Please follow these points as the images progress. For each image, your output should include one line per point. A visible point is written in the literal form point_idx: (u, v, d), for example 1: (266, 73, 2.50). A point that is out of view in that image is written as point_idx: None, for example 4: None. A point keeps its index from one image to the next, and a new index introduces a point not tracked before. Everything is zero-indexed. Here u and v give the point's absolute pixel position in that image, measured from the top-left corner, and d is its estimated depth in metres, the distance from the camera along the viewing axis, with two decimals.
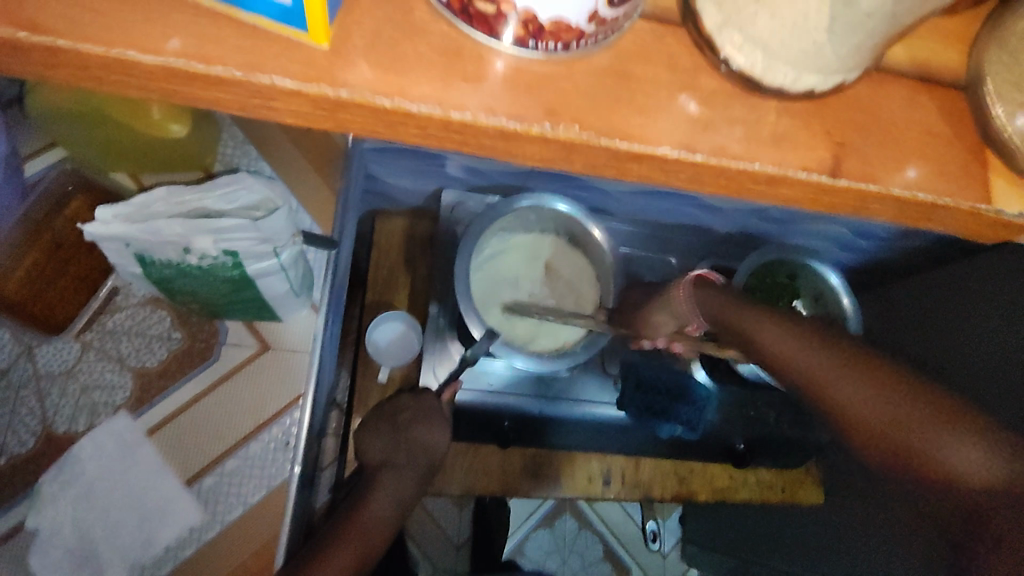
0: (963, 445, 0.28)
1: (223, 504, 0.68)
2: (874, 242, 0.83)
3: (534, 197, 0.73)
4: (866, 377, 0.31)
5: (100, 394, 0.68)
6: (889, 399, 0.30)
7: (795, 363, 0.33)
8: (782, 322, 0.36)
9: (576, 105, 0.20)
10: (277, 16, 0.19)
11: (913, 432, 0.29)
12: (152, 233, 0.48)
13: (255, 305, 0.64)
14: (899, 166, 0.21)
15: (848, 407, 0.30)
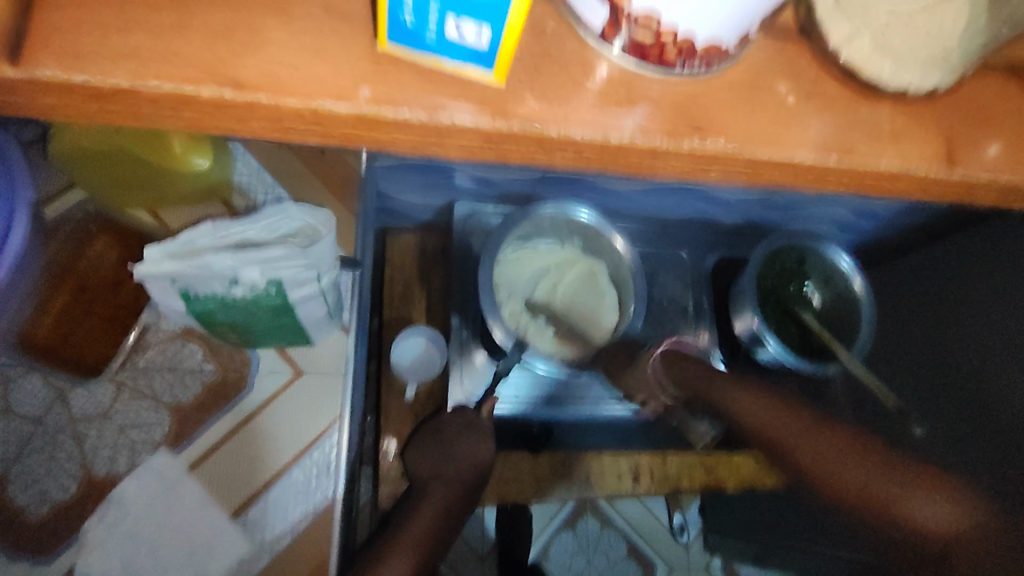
0: (914, 488, 0.31)
1: (271, 533, 0.68)
2: (875, 223, 0.87)
3: (555, 204, 0.75)
4: (827, 439, 0.36)
5: (138, 433, 0.68)
6: (858, 461, 0.34)
7: (770, 430, 0.41)
8: (755, 392, 0.45)
9: (720, 118, 0.21)
10: (467, 58, 0.19)
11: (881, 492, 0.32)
12: (201, 269, 0.48)
13: (292, 332, 0.64)
14: (982, 143, 0.22)
15: (818, 461, 0.36)
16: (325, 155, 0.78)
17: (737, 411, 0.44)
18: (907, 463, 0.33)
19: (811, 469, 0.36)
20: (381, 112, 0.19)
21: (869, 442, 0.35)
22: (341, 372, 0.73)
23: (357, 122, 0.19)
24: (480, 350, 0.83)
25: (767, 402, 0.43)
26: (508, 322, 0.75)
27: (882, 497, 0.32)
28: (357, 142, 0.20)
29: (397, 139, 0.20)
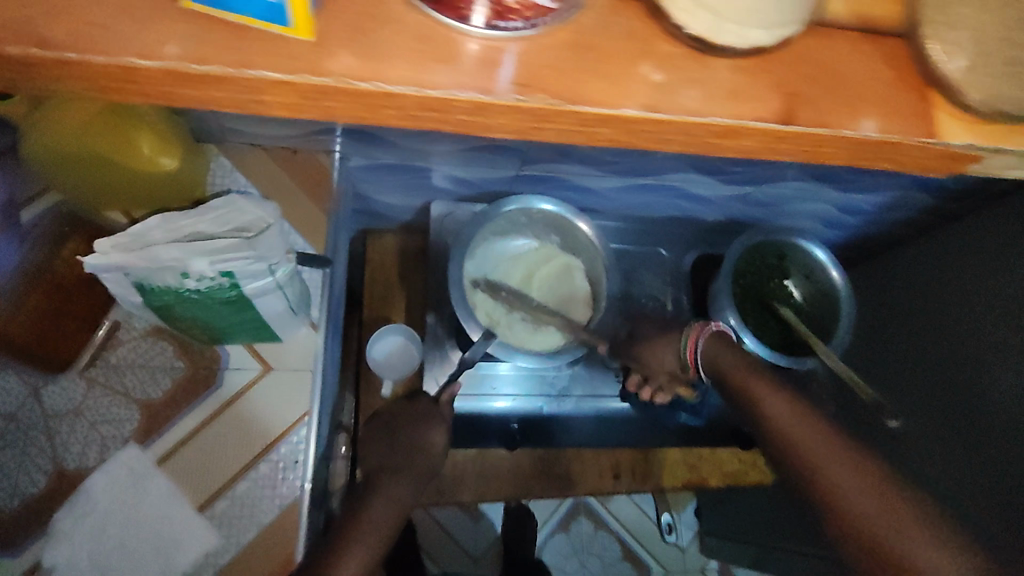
0: (928, 539, 0.42)
1: (238, 527, 0.68)
2: (857, 216, 1.08)
3: (519, 201, 0.84)
4: (857, 481, 0.48)
5: (108, 428, 0.69)
6: (878, 498, 0.46)
7: (818, 461, 0.51)
8: (805, 413, 0.56)
9: (484, 72, 0.32)
10: (272, 20, 0.30)
11: (894, 527, 0.44)
12: (149, 260, 0.49)
13: (255, 328, 0.65)
14: (858, 117, 0.34)
15: (838, 486, 0.48)
16: (298, 154, 0.80)
17: (815, 463, 0.51)
18: (904, 504, 0.45)
19: (827, 501, 0.48)
20: (234, 71, 0.30)
21: (897, 487, 0.47)
22: (310, 368, 0.74)
23: (251, 85, 0.31)
24: (452, 346, 0.89)
25: (801, 419, 0.56)
26: (483, 318, 0.83)
27: (884, 535, 0.44)
28: (217, 77, 0.30)
29: (255, 68, 0.30)
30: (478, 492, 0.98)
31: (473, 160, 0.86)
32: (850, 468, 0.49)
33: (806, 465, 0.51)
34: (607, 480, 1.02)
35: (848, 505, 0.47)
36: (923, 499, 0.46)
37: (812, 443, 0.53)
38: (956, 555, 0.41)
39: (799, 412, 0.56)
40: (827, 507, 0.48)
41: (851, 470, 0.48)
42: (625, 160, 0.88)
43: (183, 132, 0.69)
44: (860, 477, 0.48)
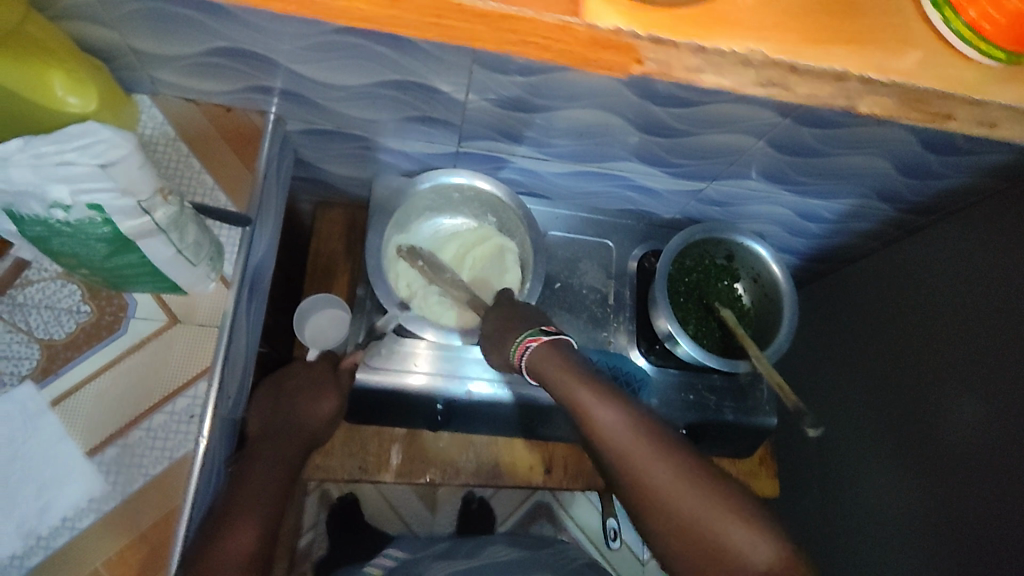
0: (738, 521, 0.56)
1: (124, 475, 0.68)
2: (819, 226, 1.06)
3: (429, 178, 0.81)
4: (683, 477, 0.59)
5: (6, 364, 0.69)
6: (707, 502, 0.57)
7: (651, 484, 0.59)
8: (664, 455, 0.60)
9: None
10: None
11: (683, 495, 0.58)
12: (7, 185, 0.49)
13: (147, 273, 0.64)
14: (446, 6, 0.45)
15: (651, 476, 0.59)
16: (231, 113, 0.82)
17: (638, 470, 0.60)
18: (719, 490, 0.58)
19: (650, 487, 0.59)
20: None
21: (672, 443, 0.61)
22: (216, 325, 0.74)
23: None
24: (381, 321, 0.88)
25: (655, 452, 0.60)
26: (400, 290, 0.83)
27: (682, 526, 0.57)
28: None
29: None
30: (403, 473, 0.96)
31: (410, 131, 0.86)
32: (681, 476, 0.59)
33: (617, 460, 0.61)
34: (537, 473, 1.00)
35: (655, 480, 0.59)
36: (684, 453, 0.60)
37: (630, 445, 0.61)
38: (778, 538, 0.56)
39: (620, 415, 0.62)
40: (628, 475, 0.60)
41: (662, 457, 0.60)
42: (569, 144, 0.87)
43: (97, 77, 0.69)
44: (665, 452, 0.60)
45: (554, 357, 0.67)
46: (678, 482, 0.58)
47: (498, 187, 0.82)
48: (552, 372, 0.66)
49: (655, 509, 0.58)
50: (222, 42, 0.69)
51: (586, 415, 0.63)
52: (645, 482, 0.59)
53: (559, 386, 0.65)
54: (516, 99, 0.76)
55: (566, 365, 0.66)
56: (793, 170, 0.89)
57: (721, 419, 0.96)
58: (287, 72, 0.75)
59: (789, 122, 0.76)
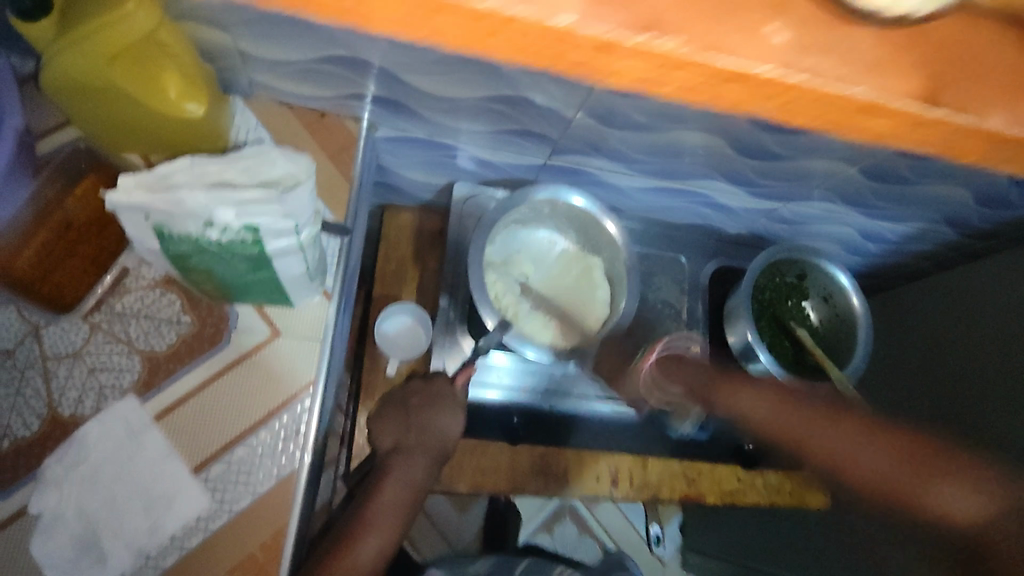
0: (933, 494, 0.66)
1: (231, 493, 0.66)
2: (879, 247, 1.08)
3: (551, 189, 0.84)
4: (876, 451, 0.70)
5: (107, 376, 0.67)
6: (899, 465, 0.68)
7: (844, 464, 0.72)
8: (861, 443, 0.71)
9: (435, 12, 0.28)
10: None
11: (882, 482, 0.69)
12: (173, 204, 0.47)
13: (268, 289, 0.62)
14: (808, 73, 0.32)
15: (822, 444, 0.74)
16: (324, 118, 0.81)
17: (815, 446, 0.74)
18: (941, 466, 0.67)
19: (843, 465, 0.72)
20: None
21: (842, 422, 0.74)
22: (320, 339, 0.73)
23: None
24: (464, 333, 0.92)
25: (856, 441, 0.71)
26: (496, 301, 0.85)
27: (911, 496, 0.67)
28: None
29: None
30: (474, 484, 0.95)
31: (502, 142, 0.85)
32: (895, 464, 0.68)
33: (787, 441, 0.77)
34: (604, 484, 1.00)
35: (860, 468, 0.70)
36: (898, 437, 0.70)
37: (784, 422, 0.78)
38: (987, 504, 0.64)
39: (774, 401, 0.79)
40: (801, 447, 0.75)
41: (836, 441, 0.73)
42: (660, 162, 0.86)
43: (210, 81, 0.68)
44: (862, 433, 0.71)
45: (671, 372, 0.92)
46: (874, 466, 0.69)
47: (612, 222, 0.86)
48: (689, 381, 0.89)
49: (877, 487, 0.69)
50: (339, 49, 0.67)
51: (731, 404, 0.84)
52: (820, 454, 0.73)
53: (706, 386, 0.87)
54: (623, 118, 0.75)
55: (798, 416, 0.75)
56: (872, 195, 0.90)
57: None
58: (393, 80, 0.72)
59: (888, 152, 0.76)
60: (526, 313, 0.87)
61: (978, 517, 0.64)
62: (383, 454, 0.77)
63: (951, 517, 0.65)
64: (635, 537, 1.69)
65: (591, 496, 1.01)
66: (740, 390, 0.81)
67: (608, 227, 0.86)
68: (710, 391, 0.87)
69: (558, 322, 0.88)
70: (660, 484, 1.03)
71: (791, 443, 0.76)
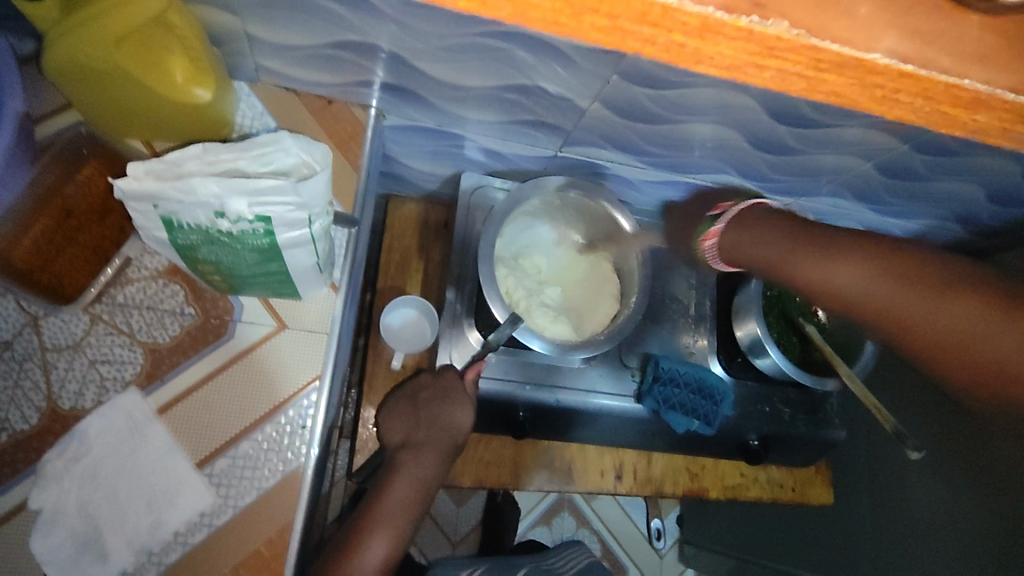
0: (1019, 327, 0.53)
1: (236, 488, 0.65)
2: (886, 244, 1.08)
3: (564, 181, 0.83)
4: (969, 304, 0.55)
5: (108, 369, 0.65)
6: (1021, 327, 0.52)
7: (914, 314, 0.58)
8: (889, 276, 0.60)
9: None
10: None
11: (932, 318, 0.57)
12: (184, 193, 0.46)
13: (276, 282, 0.60)
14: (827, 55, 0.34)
15: (855, 287, 0.62)
16: (331, 106, 0.79)
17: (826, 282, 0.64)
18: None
19: (948, 330, 0.56)
20: None
21: (938, 279, 0.57)
22: (327, 332, 0.71)
23: None
24: (472, 327, 0.87)
25: (872, 275, 0.61)
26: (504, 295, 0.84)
27: None
28: None
29: None
30: (477, 477, 0.95)
31: (512, 133, 0.83)
32: (954, 294, 0.56)
33: (860, 305, 0.62)
34: (608, 478, 1.00)
35: (967, 336, 0.55)
36: (949, 278, 0.57)
37: (860, 286, 0.61)
38: None
39: (860, 269, 0.61)
40: (900, 324, 0.59)
41: (886, 282, 0.60)
42: (672, 155, 0.85)
43: (217, 65, 0.66)
44: (920, 281, 0.58)
45: (742, 241, 0.73)
46: (968, 324, 0.55)
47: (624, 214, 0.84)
48: (764, 256, 0.70)
49: (875, 313, 0.61)
50: (350, 35, 0.65)
51: (804, 279, 0.66)
52: (873, 305, 0.61)
53: (789, 259, 0.68)
54: (639, 110, 0.73)
55: (787, 245, 0.68)
56: (885, 191, 0.89)
57: (795, 433, 0.97)
58: (405, 67, 0.70)
59: (905, 148, 0.75)
60: (535, 307, 0.85)
61: None
62: (393, 447, 0.77)
63: None
64: (634, 531, 1.69)
65: (593, 491, 1.01)
66: (831, 259, 0.63)
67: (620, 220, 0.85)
68: (781, 263, 0.68)
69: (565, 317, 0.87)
70: (664, 478, 1.03)
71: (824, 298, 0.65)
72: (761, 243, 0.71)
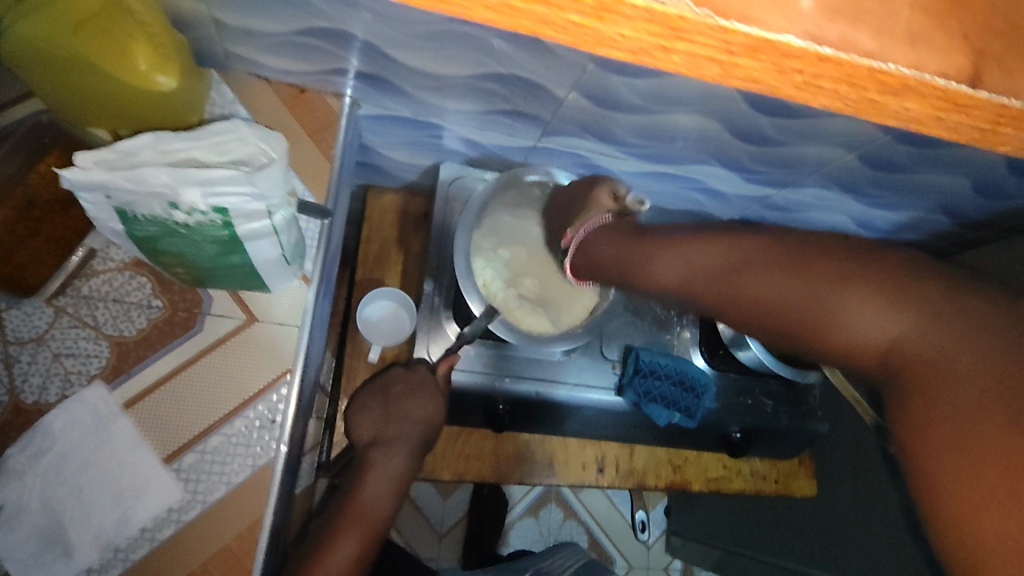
0: (808, 279, 0.56)
1: (204, 483, 0.64)
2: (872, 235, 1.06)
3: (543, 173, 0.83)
4: (766, 270, 0.59)
5: (73, 362, 0.64)
6: (802, 279, 0.56)
7: (724, 279, 0.62)
8: (707, 250, 0.65)
9: None
10: None
11: (740, 284, 0.61)
12: (136, 182, 0.44)
13: (242, 274, 0.59)
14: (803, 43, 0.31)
15: (680, 270, 0.67)
16: (304, 94, 0.77)
17: (663, 266, 0.68)
18: (809, 260, 0.57)
19: (756, 296, 0.59)
20: None
21: (745, 248, 0.62)
22: (298, 324, 0.70)
23: None
24: (451, 321, 0.87)
25: (696, 254, 0.66)
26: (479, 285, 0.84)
27: (859, 344, 0.52)
28: None
29: None
30: (457, 471, 0.94)
31: (491, 123, 0.82)
32: (757, 258, 0.60)
33: (690, 286, 0.66)
34: (590, 471, 1.00)
35: (767, 300, 0.58)
36: (751, 246, 0.62)
37: (688, 268, 0.66)
38: (894, 311, 0.50)
39: (689, 252, 0.66)
40: (722, 297, 0.63)
41: (708, 255, 0.65)
42: (653, 145, 0.84)
43: (183, 52, 0.64)
44: (728, 252, 0.63)
45: (597, 237, 0.77)
46: (764, 284, 0.59)
47: None
48: (611, 252, 0.75)
49: (704, 292, 0.65)
50: (321, 22, 0.63)
51: (639, 271, 0.71)
52: (696, 282, 0.65)
53: (627, 253, 0.72)
54: (618, 99, 0.72)
55: (627, 239, 0.73)
56: (870, 183, 0.88)
57: (777, 425, 0.96)
58: (378, 54, 0.68)
59: (889, 139, 0.74)
60: (511, 297, 0.85)
61: (892, 333, 0.50)
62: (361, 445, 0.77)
63: (867, 342, 0.52)
64: (620, 521, 1.70)
65: (575, 483, 1.00)
66: (669, 248, 0.68)
67: None
68: (624, 258, 0.72)
69: (543, 309, 0.86)
70: (646, 471, 1.02)
71: (655, 284, 0.70)
72: (595, 244, 0.77)
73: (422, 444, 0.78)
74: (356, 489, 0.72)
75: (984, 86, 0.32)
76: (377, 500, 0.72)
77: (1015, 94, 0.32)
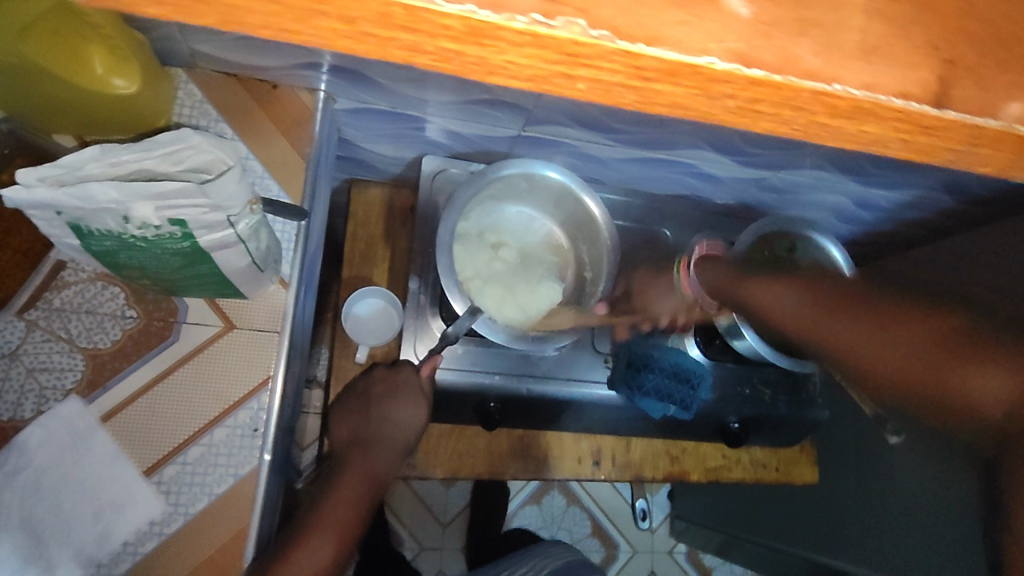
0: (904, 331, 0.57)
1: (187, 495, 0.63)
2: (875, 214, 1.02)
3: (524, 165, 0.80)
4: (866, 320, 0.60)
5: (47, 377, 0.63)
6: (906, 331, 0.57)
7: (819, 323, 0.64)
8: (801, 295, 0.68)
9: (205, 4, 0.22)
10: None
11: (837, 334, 0.63)
12: (83, 200, 0.42)
13: (214, 283, 0.57)
14: (748, 38, 0.25)
15: (776, 310, 0.70)
16: (277, 90, 0.75)
17: (764, 303, 0.72)
18: (922, 314, 0.58)
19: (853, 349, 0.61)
20: None
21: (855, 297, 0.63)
22: (277, 329, 0.68)
23: None
24: (436, 317, 0.86)
25: (795, 298, 0.68)
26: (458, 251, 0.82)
27: (955, 401, 0.54)
28: None
29: None
30: (450, 469, 0.93)
31: (471, 112, 0.79)
32: (858, 316, 0.61)
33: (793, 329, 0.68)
34: (586, 464, 0.99)
35: (871, 361, 0.59)
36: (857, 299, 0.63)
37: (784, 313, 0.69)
38: (1015, 375, 0.52)
39: (785, 294, 0.69)
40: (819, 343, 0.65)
41: (805, 304, 0.67)
42: (641, 131, 0.80)
43: (142, 53, 0.62)
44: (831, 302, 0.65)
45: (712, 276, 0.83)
46: (860, 337, 0.60)
47: (590, 196, 0.81)
48: (721, 284, 0.79)
49: (799, 330, 0.68)
50: None
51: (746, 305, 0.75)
52: (792, 323, 0.68)
53: (736, 288, 0.76)
54: None
55: (731, 276, 0.77)
56: (870, 164, 0.84)
57: (775, 413, 0.94)
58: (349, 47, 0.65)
59: None
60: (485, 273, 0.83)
61: (1003, 392, 0.52)
62: (341, 448, 0.78)
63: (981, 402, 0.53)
64: (623, 506, 1.69)
65: (570, 477, 0.99)
66: (768, 282, 0.72)
67: (586, 202, 0.82)
68: (730, 291, 0.77)
69: (510, 297, 0.83)
70: (643, 462, 1.01)
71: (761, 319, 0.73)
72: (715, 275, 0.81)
73: (401, 445, 0.79)
74: (331, 494, 0.71)
75: (954, 104, 0.27)
76: (351, 507, 0.70)
77: (993, 114, 0.27)
